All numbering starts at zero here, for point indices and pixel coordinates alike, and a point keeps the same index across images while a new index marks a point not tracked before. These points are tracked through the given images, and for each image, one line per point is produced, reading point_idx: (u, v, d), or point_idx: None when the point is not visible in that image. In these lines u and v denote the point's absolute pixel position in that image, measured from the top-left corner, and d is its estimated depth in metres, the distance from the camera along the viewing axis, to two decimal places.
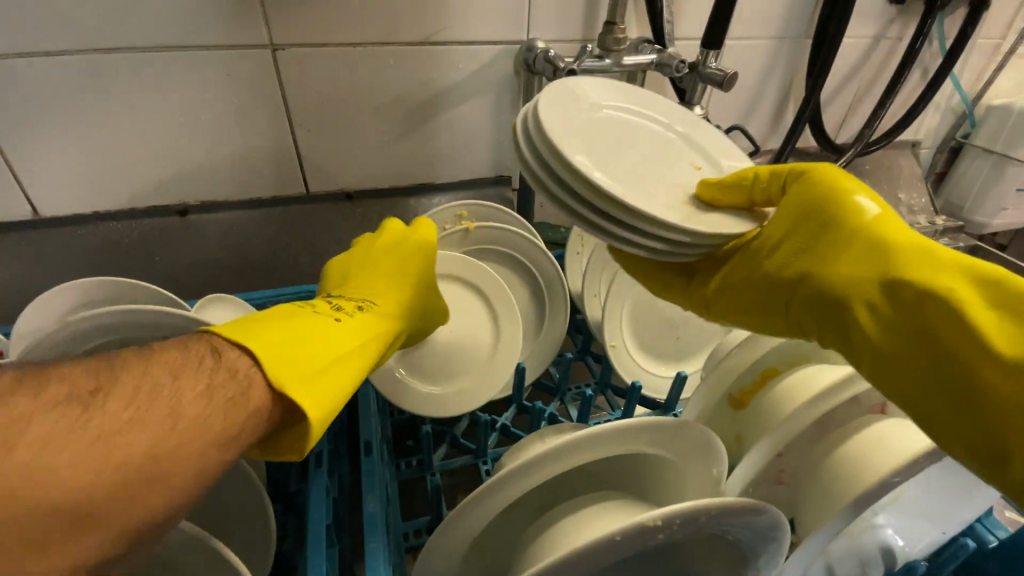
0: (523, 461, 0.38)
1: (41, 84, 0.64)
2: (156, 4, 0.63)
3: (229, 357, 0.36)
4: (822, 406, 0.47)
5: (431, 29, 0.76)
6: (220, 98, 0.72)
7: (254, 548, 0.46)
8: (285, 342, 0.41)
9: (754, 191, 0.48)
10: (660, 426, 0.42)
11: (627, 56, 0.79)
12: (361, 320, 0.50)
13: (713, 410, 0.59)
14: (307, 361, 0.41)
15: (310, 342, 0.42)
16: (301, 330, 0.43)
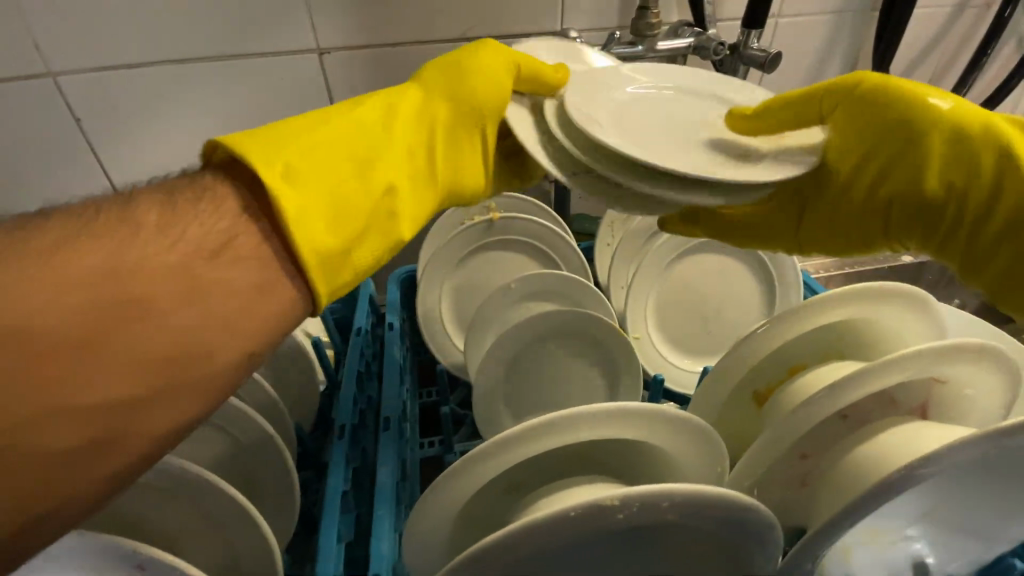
0: (524, 426, 0.41)
1: (134, 91, 0.79)
2: (217, 22, 0.77)
3: (229, 187, 0.33)
4: (837, 402, 0.44)
5: (466, 27, 0.83)
6: (276, 101, 0.85)
7: (280, 505, 0.51)
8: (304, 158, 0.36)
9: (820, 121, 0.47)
10: (665, 416, 0.42)
11: (661, 41, 0.78)
12: (393, 137, 0.42)
13: (730, 403, 0.59)
14: (308, 170, 0.36)
15: (304, 144, 0.37)
16: (314, 142, 0.38)
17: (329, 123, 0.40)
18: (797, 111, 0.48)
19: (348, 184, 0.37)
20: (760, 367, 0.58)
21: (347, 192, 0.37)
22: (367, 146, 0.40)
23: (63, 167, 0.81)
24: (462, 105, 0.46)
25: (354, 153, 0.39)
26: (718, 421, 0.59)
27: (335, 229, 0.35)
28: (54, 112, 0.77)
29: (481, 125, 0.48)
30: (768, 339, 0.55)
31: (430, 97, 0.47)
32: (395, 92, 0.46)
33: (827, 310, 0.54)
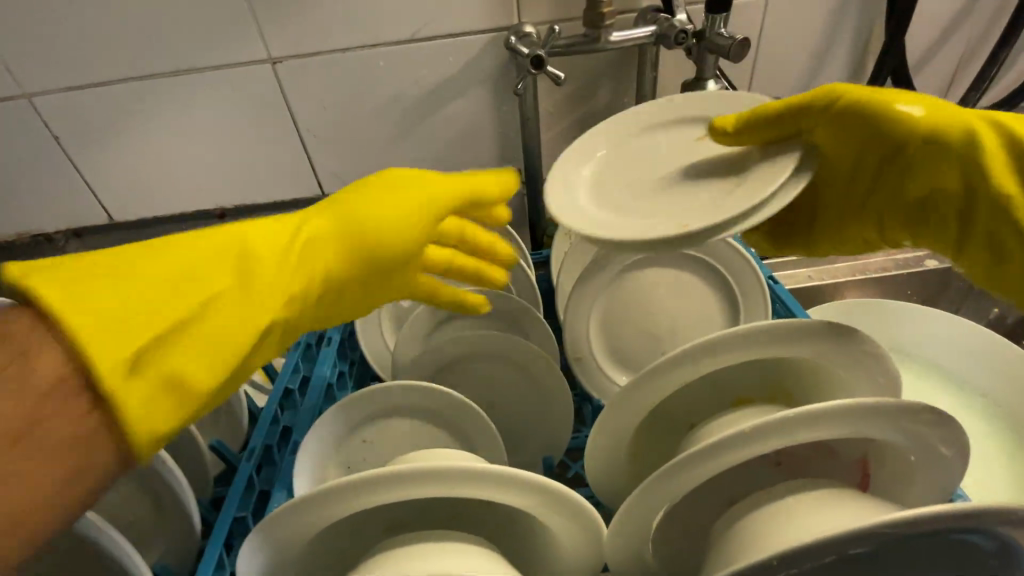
0: (346, 480, 0.40)
1: (103, 110, 0.82)
2: (170, 37, 0.77)
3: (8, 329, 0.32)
4: (742, 450, 0.40)
5: (416, 26, 0.80)
6: (234, 112, 0.84)
7: (168, 524, 0.53)
8: (129, 303, 0.36)
9: (812, 125, 0.46)
10: (503, 477, 0.41)
11: (617, 31, 0.71)
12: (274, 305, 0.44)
13: (650, 432, 0.55)
14: (144, 338, 0.35)
15: (149, 310, 0.36)
16: (169, 275, 0.39)
17: (191, 275, 0.40)
18: (846, 122, 0.46)
19: (189, 342, 0.38)
20: (698, 392, 0.53)
21: (201, 349, 0.39)
22: (224, 292, 0.41)
23: (56, 183, 0.88)
24: (346, 284, 0.51)
25: (217, 316, 0.40)
26: (633, 454, 0.55)
27: (172, 388, 0.36)
28: (33, 131, 0.83)
29: (373, 282, 0.53)
30: (715, 358, 0.48)
31: (323, 259, 0.49)
32: (285, 252, 0.47)
33: (794, 348, 0.47)
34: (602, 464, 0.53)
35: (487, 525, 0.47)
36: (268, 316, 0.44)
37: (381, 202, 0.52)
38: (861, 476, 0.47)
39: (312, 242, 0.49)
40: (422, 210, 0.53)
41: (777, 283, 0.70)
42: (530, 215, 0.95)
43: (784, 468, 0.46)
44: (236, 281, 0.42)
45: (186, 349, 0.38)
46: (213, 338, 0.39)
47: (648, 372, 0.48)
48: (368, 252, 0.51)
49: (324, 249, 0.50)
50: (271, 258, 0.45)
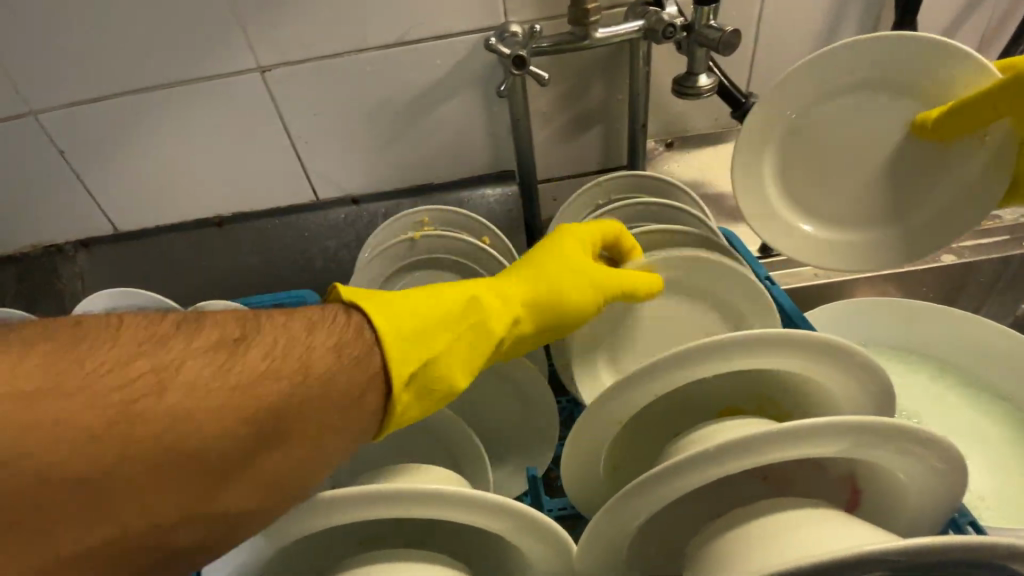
0: (312, 499, 0.39)
1: (103, 124, 0.84)
2: (163, 50, 0.78)
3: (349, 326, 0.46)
4: (724, 464, 0.39)
5: (402, 29, 0.79)
6: (228, 121, 0.85)
7: None
8: (413, 317, 0.49)
9: (997, 102, 0.60)
10: (465, 496, 0.40)
11: (603, 28, 0.69)
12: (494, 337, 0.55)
13: (631, 442, 0.53)
14: (412, 351, 0.48)
15: (413, 334, 0.49)
16: (427, 301, 0.51)
17: (441, 302, 0.52)
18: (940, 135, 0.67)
19: (448, 353, 0.51)
20: (678, 401, 0.52)
21: (434, 340, 0.50)
22: (462, 320, 0.53)
23: (62, 195, 0.91)
24: (550, 324, 0.59)
25: (456, 338, 0.52)
26: (612, 464, 0.54)
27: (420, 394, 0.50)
28: (39, 146, 0.86)
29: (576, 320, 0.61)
30: (694, 371, 0.45)
31: (535, 302, 0.58)
32: (499, 296, 0.56)
33: (784, 362, 0.45)
34: (577, 473, 0.52)
35: (461, 539, 0.47)
36: (490, 344, 0.54)
37: (575, 271, 0.59)
38: (849, 492, 0.46)
39: (524, 291, 0.58)
40: (584, 299, 0.59)
41: (775, 285, 0.68)
42: (524, 217, 0.93)
43: (768, 483, 0.45)
44: (476, 311, 0.53)
45: (435, 357, 0.50)
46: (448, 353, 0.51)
47: (624, 382, 0.46)
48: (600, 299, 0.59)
49: (525, 294, 0.58)
50: (501, 299, 0.56)
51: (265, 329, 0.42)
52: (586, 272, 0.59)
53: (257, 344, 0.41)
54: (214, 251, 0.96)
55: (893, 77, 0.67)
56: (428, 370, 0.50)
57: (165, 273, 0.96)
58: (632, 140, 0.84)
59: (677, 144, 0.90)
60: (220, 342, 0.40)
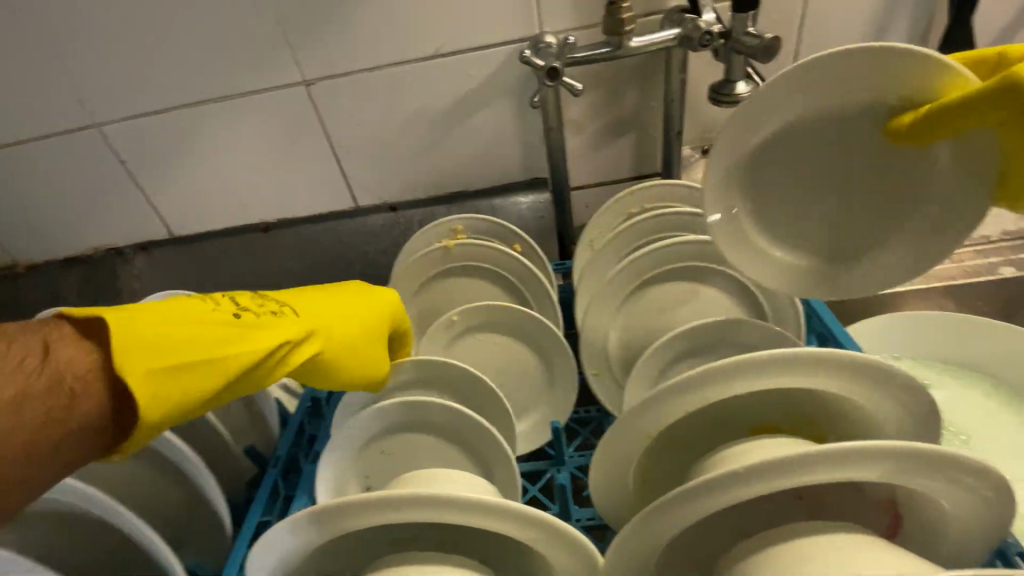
0: (342, 503, 0.41)
1: (160, 136, 0.90)
2: (214, 66, 0.83)
3: (69, 348, 0.46)
4: (755, 484, 0.38)
5: (439, 41, 0.81)
6: (273, 132, 0.90)
7: (208, 519, 0.58)
8: (152, 340, 0.49)
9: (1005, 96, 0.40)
10: (490, 505, 0.41)
11: (638, 37, 0.69)
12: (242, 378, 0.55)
13: (661, 456, 0.53)
14: (168, 387, 0.48)
15: (176, 369, 0.49)
16: (178, 324, 0.52)
17: (221, 333, 0.54)
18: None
19: (190, 384, 0.50)
20: (714, 416, 0.51)
21: (181, 370, 0.50)
22: (244, 351, 0.54)
23: (123, 201, 0.98)
24: (316, 368, 0.60)
25: (224, 368, 0.52)
26: (642, 477, 0.54)
27: (167, 408, 0.49)
28: (103, 156, 0.92)
29: (338, 369, 0.61)
30: (729, 390, 0.44)
31: (302, 348, 0.59)
32: (305, 330, 0.59)
33: (819, 380, 0.44)
34: (606, 485, 0.52)
35: (489, 546, 0.47)
36: (235, 383, 0.54)
37: (373, 325, 0.65)
38: (890, 519, 0.45)
39: (323, 330, 0.61)
40: (320, 349, 0.60)
41: (814, 298, 0.67)
42: (557, 224, 0.94)
43: (804, 504, 0.44)
44: (265, 345, 0.55)
45: (191, 392, 0.50)
46: (211, 385, 0.52)
47: (656, 398, 0.46)
48: (346, 347, 0.61)
49: (325, 331, 0.62)
50: (303, 336, 0.59)
51: (53, 349, 0.45)
52: (381, 328, 0.66)
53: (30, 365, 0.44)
54: (258, 255, 1.01)
55: (867, 89, 0.48)
56: (178, 407, 0.49)
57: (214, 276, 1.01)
58: (666, 148, 0.83)
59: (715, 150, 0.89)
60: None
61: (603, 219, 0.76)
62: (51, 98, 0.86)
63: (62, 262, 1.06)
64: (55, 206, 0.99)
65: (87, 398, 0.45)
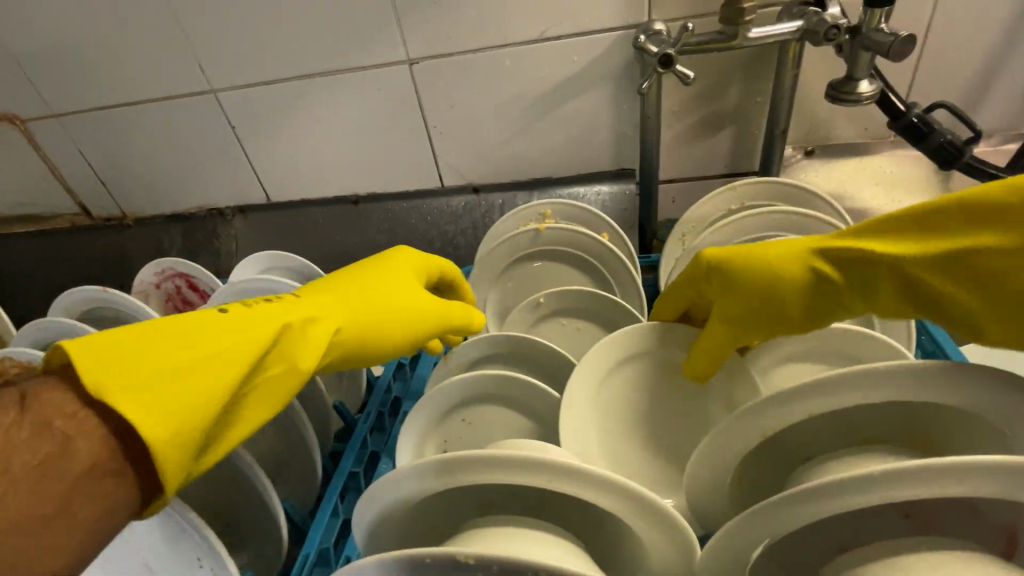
0: (439, 458, 0.43)
1: (270, 106, 0.95)
2: (327, 41, 0.87)
3: (45, 399, 0.34)
4: (893, 492, 0.36)
5: (544, 26, 0.81)
6: (373, 108, 0.93)
7: (302, 465, 0.62)
8: (142, 352, 0.40)
9: (792, 277, 0.48)
10: (588, 477, 0.41)
11: (757, 28, 0.67)
12: (262, 377, 0.47)
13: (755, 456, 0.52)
14: (172, 394, 0.39)
15: (173, 374, 0.40)
16: (173, 331, 0.42)
17: (217, 326, 0.45)
18: (757, 294, 0.50)
19: (207, 392, 0.41)
20: (819, 423, 0.49)
21: (192, 381, 0.41)
22: (252, 338, 0.45)
23: (229, 165, 1.05)
24: (343, 349, 0.54)
25: (236, 361, 0.43)
26: (735, 476, 0.53)
27: (190, 435, 0.39)
28: (216, 121, 0.99)
29: (360, 346, 0.56)
30: (842, 395, 0.43)
31: (321, 331, 0.51)
32: (309, 309, 0.52)
33: (950, 395, 0.41)
34: (698, 477, 0.52)
35: (581, 522, 0.48)
36: (260, 380, 0.47)
37: (396, 297, 0.59)
38: None
39: (333, 307, 0.54)
40: (345, 327, 0.54)
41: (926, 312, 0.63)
42: (641, 217, 0.93)
43: (914, 523, 0.41)
44: (272, 328, 0.47)
45: (206, 395, 0.41)
46: (233, 384, 0.43)
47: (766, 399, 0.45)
48: (364, 320, 0.56)
49: (338, 308, 0.55)
50: (311, 316, 0.51)
51: (25, 396, 0.34)
52: (408, 299, 0.60)
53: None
54: (347, 227, 1.06)
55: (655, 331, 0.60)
56: (192, 416, 0.39)
57: (304, 242, 1.07)
58: (767, 145, 0.80)
59: (818, 153, 0.85)
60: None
61: (703, 213, 0.74)
62: (176, 63, 0.93)
63: (169, 217, 1.15)
64: (168, 165, 1.07)
65: (95, 442, 0.35)
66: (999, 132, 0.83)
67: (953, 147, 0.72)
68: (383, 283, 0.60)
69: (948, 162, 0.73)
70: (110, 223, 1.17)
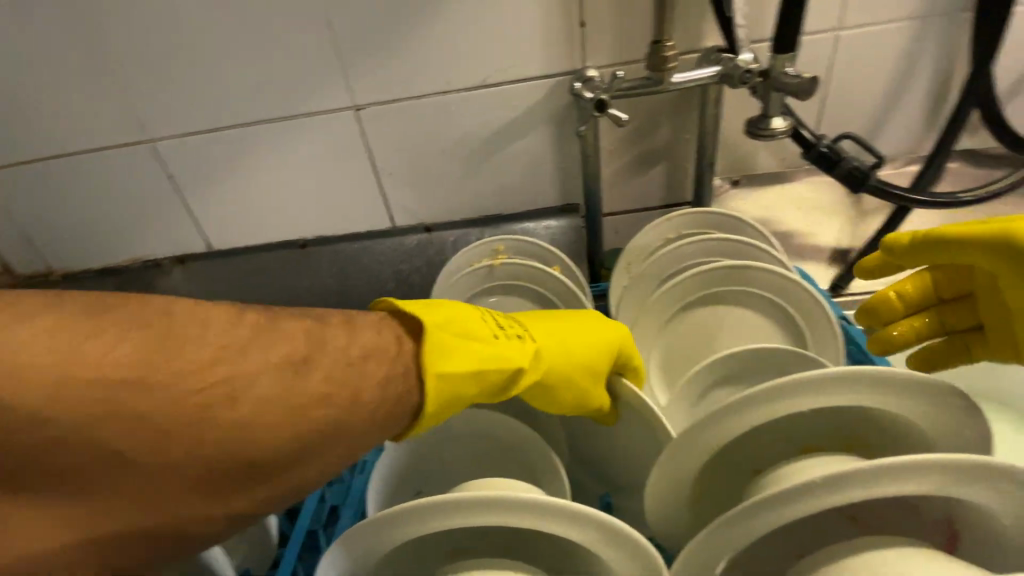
0: (396, 508, 0.42)
1: (212, 154, 0.93)
2: (272, 89, 0.87)
3: (386, 341, 0.49)
4: (840, 494, 0.39)
5: (486, 72, 0.85)
6: (320, 152, 0.93)
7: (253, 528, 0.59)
8: (453, 342, 0.53)
9: (970, 262, 0.51)
10: (553, 510, 0.41)
11: (679, 74, 0.73)
12: (491, 388, 0.55)
13: (712, 476, 0.54)
14: (445, 386, 0.51)
15: (444, 366, 0.51)
16: (461, 331, 0.54)
17: (479, 343, 0.54)
18: (948, 249, 0.51)
19: (454, 386, 0.52)
20: (767, 436, 0.51)
21: (456, 376, 0.52)
22: (501, 359, 0.55)
23: (166, 215, 1.01)
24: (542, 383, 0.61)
25: (483, 373, 0.54)
26: (694, 495, 0.54)
27: (441, 411, 0.52)
28: (152, 171, 0.96)
29: (570, 387, 0.60)
30: (780, 407, 0.45)
31: (547, 363, 0.60)
32: (539, 350, 0.59)
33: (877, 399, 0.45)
34: (660, 503, 0.52)
35: (553, 555, 0.48)
36: (488, 392, 0.56)
37: (597, 354, 0.62)
38: (947, 538, 0.45)
39: (555, 351, 0.61)
40: (558, 367, 0.60)
41: (852, 325, 0.69)
42: (588, 248, 0.97)
43: (857, 523, 0.44)
44: (513, 361, 0.55)
45: (459, 390, 0.52)
46: (468, 389, 0.53)
47: (711, 417, 0.47)
48: (580, 375, 0.60)
49: (556, 352, 0.60)
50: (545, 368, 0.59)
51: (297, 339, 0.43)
52: (598, 371, 0.61)
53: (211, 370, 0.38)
54: (295, 272, 1.04)
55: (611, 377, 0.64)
56: (447, 400, 0.52)
57: (249, 290, 1.03)
58: (699, 177, 0.87)
59: (744, 182, 0.93)
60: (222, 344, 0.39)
61: (644, 240, 0.78)
62: (110, 114, 0.90)
63: (99, 271, 1.08)
64: (99, 217, 1.02)
65: (371, 417, 0.45)
66: (901, 156, 0.93)
67: (860, 173, 0.79)
68: (609, 344, 0.63)
69: (856, 184, 0.80)
70: (29, 282, 1.09)
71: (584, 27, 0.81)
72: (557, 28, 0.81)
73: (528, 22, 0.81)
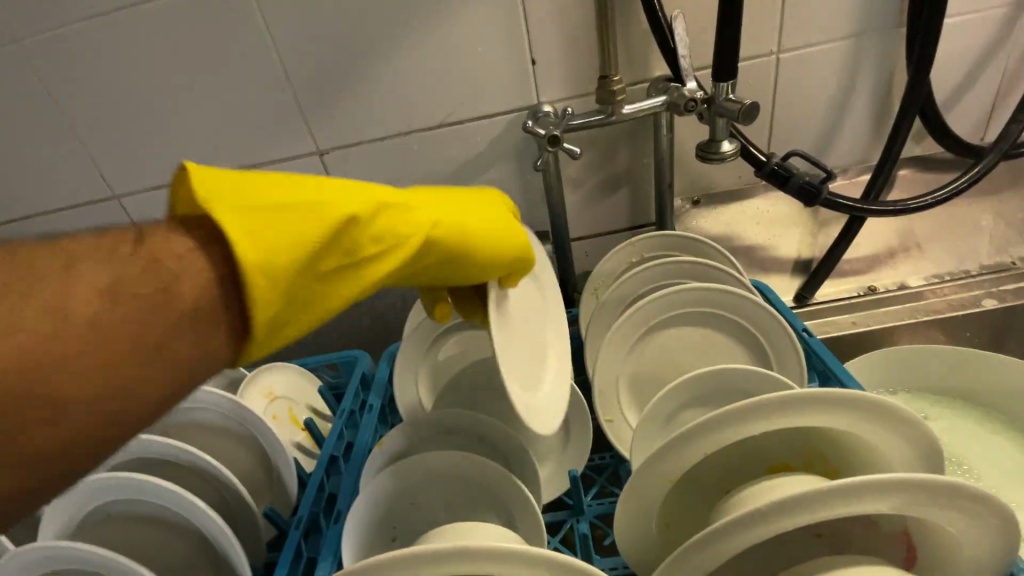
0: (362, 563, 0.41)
1: None
2: (236, 139, 0.88)
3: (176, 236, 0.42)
4: (802, 515, 0.39)
5: (446, 111, 0.87)
6: None
7: None
8: (270, 195, 0.46)
9: None
10: (519, 554, 0.42)
11: (627, 105, 0.77)
12: (355, 245, 0.50)
13: (681, 500, 0.54)
14: (269, 231, 0.44)
15: (267, 212, 0.45)
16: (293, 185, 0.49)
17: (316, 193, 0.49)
18: None
19: (291, 238, 0.45)
20: (732, 458, 0.52)
21: (284, 226, 0.45)
22: (345, 205, 0.49)
23: None
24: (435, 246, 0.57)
25: (326, 220, 0.48)
26: (663, 520, 0.55)
27: (283, 273, 0.44)
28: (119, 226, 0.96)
29: (462, 244, 0.58)
30: (742, 430, 0.46)
31: (423, 209, 0.56)
32: (408, 200, 0.55)
33: (830, 418, 0.46)
34: (630, 530, 0.53)
35: None
36: (349, 252, 0.50)
37: (480, 211, 0.61)
38: (908, 550, 0.46)
39: (431, 203, 0.58)
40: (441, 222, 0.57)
41: (813, 337, 0.71)
42: (559, 275, 0.98)
43: (824, 541, 0.44)
44: (367, 205, 0.51)
45: (295, 239, 0.45)
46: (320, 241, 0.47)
47: (672, 442, 0.48)
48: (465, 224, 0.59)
49: (435, 207, 0.58)
50: (379, 207, 0.52)
51: (145, 241, 0.41)
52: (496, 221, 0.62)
53: (34, 281, 0.36)
54: None
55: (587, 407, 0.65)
56: (287, 250, 0.44)
57: None
58: (659, 200, 0.89)
59: (705, 200, 0.95)
60: (65, 257, 0.38)
61: (610, 265, 0.80)
62: (75, 173, 0.90)
63: None
64: None
65: (204, 273, 0.41)
66: (853, 166, 0.97)
67: (811, 187, 0.82)
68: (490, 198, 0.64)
69: (809, 198, 0.83)
70: None
71: (537, 64, 0.84)
72: (511, 66, 0.84)
73: (481, 61, 0.83)
